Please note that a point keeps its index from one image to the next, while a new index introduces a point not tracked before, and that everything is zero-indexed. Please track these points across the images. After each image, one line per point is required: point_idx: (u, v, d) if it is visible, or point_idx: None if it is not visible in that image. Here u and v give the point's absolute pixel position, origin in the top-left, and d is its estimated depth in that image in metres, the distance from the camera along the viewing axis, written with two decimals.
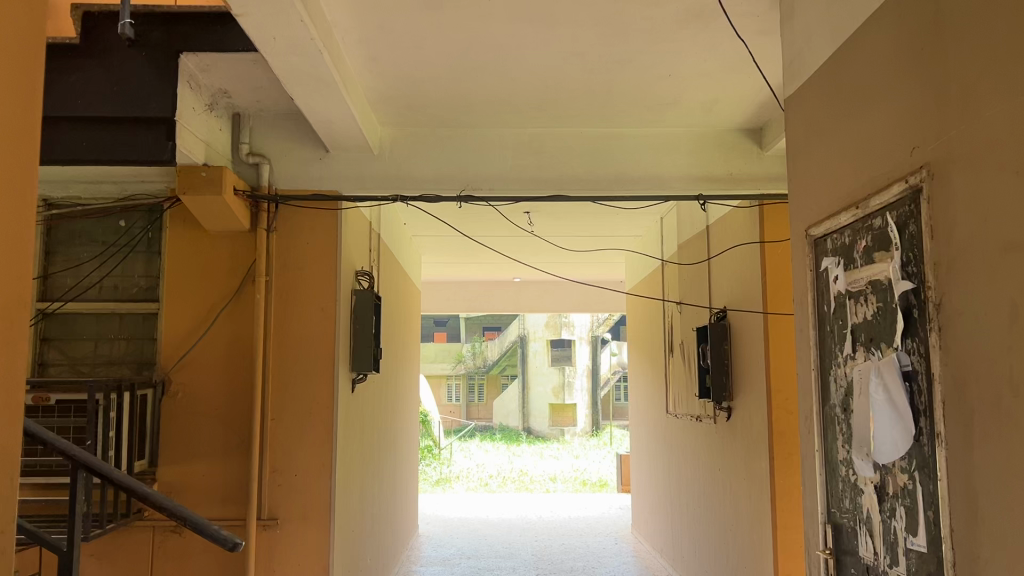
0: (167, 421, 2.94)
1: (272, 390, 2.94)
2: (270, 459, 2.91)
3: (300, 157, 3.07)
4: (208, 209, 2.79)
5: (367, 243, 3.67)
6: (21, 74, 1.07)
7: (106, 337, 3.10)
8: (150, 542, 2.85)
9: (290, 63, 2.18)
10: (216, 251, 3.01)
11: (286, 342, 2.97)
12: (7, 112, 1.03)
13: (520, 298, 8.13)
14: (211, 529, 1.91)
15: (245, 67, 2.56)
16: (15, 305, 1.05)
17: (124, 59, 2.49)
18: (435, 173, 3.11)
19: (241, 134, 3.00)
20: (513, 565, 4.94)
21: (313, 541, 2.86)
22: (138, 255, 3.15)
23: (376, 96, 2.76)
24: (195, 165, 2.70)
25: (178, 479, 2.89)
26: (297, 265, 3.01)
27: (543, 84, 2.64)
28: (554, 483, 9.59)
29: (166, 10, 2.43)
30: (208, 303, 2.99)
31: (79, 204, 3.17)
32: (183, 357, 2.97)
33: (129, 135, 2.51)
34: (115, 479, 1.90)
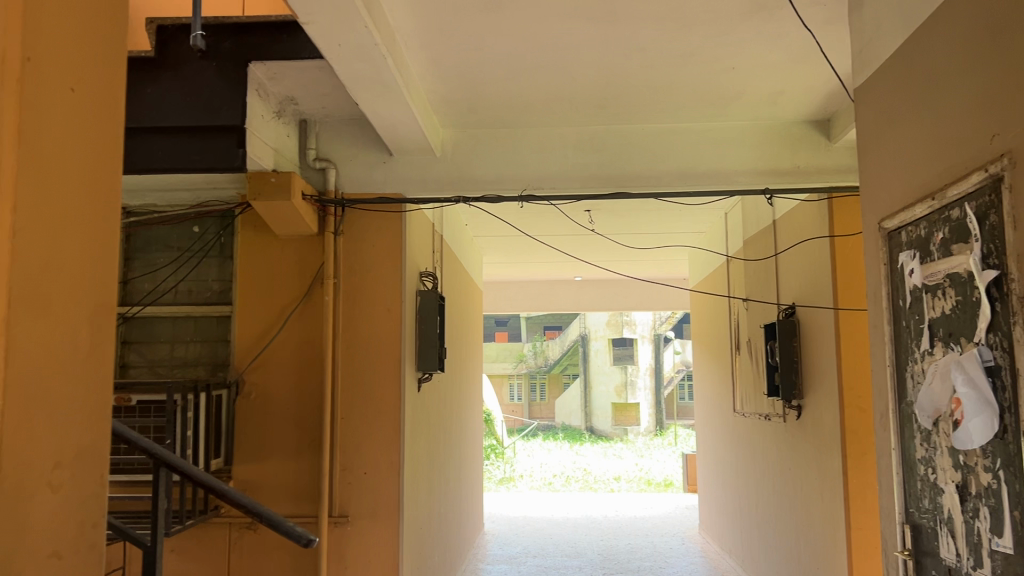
0: (242, 420, 3.02)
1: (341, 390, 3.00)
2: (340, 458, 2.96)
3: (365, 161, 3.12)
4: (278, 214, 2.85)
5: (430, 244, 3.71)
6: (108, 85, 1.12)
7: (181, 339, 3.21)
8: (227, 537, 2.94)
9: (355, 69, 2.22)
10: (286, 254, 3.09)
11: (354, 342, 3.03)
12: (95, 121, 1.08)
13: (581, 297, 8.11)
14: (286, 525, 1.96)
15: (311, 74, 2.62)
16: (102, 310, 1.09)
17: (197, 70, 2.57)
18: (497, 173, 3.12)
19: (307, 140, 3.08)
20: (579, 564, 4.92)
21: (383, 538, 2.90)
22: (211, 260, 3.25)
23: (438, 99, 2.79)
24: (265, 171, 2.77)
25: (253, 477, 2.97)
26: (364, 266, 3.06)
27: (603, 82, 2.63)
28: (618, 483, 9.52)
29: (235, 21, 2.50)
30: (278, 305, 3.07)
31: (156, 212, 3.28)
32: (256, 357, 3.05)
33: (202, 143, 2.59)
34: (195, 477, 1.96)
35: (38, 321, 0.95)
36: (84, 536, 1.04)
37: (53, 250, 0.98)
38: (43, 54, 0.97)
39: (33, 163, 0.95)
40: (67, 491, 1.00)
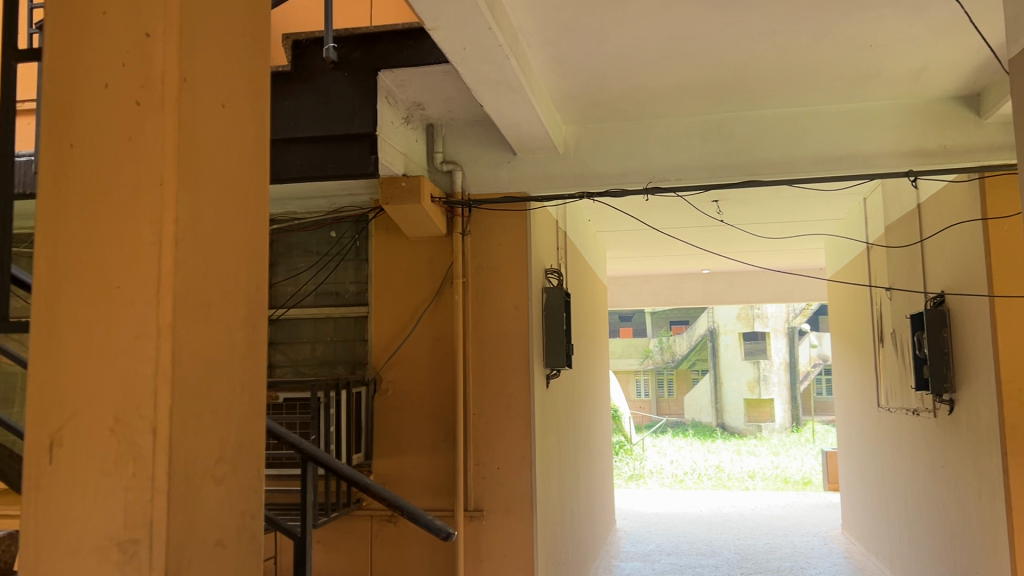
0: (380, 416, 3.14)
1: (473, 386, 3.06)
2: (474, 453, 3.02)
3: (491, 160, 3.16)
4: (408, 216, 2.93)
5: (555, 241, 3.73)
6: (252, 97, 1.18)
7: (322, 339, 3.36)
8: (369, 530, 3.05)
9: (480, 71, 2.26)
10: (416, 255, 3.17)
11: (484, 339, 3.08)
12: (243, 134, 1.15)
13: (709, 290, 7.92)
14: (426, 519, 2.02)
15: (437, 79, 2.69)
16: (254, 312, 1.16)
17: (329, 80, 2.68)
18: (621, 167, 3.09)
19: (435, 144, 3.15)
20: (715, 563, 4.81)
21: (518, 533, 2.95)
22: (348, 263, 3.39)
23: (561, 94, 2.78)
24: (396, 176, 2.86)
25: (392, 471, 3.08)
26: (491, 265, 3.11)
27: (732, 68, 2.56)
28: (752, 481, 9.25)
29: (363, 32, 2.60)
30: (410, 305, 3.16)
31: (296, 219, 3.44)
32: (392, 356, 3.15)
33: (337, 151, 2.69)
34: (340, 471, 2.05)
35: (201, 325, 1.02)
36: (245, 526, 1.11)
37: (211, 258, 1.05)
38: (199, 73, 1.04)
39: (193, 175, 1.01)
40: (230, 483, 1.07)
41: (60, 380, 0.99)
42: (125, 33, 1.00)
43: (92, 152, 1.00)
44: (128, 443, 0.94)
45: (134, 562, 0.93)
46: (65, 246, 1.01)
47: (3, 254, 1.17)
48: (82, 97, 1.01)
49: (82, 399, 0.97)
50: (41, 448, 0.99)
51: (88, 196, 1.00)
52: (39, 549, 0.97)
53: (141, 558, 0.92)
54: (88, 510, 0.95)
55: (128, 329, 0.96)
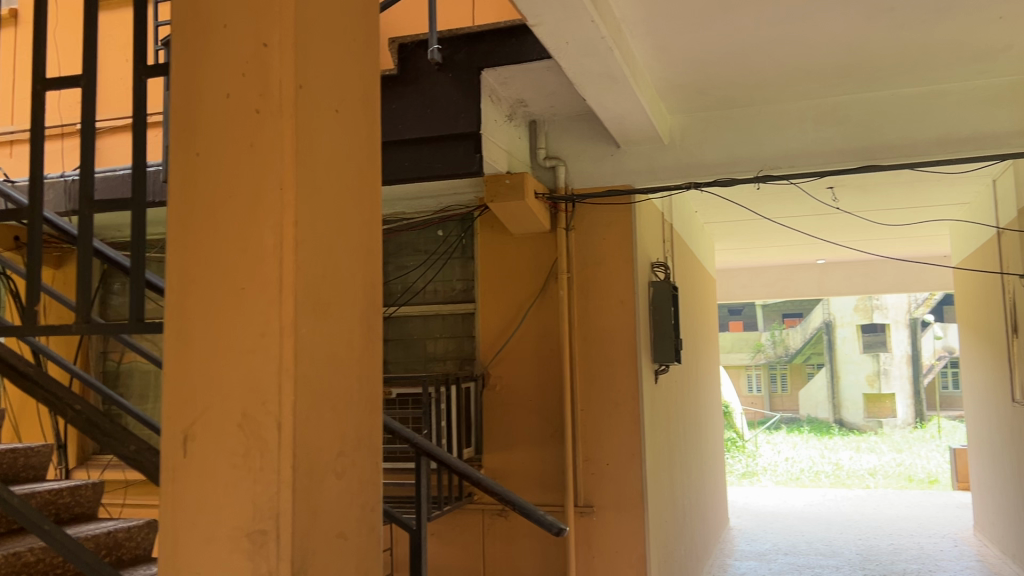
0: (489, 412, 3.17)
1: (580, 382, 3.06)
2: (583, 449, 3.01)
3: (594, 155, 3.14)
4: (513, 213, 2.94)
5: (661, 234, 3.68)
6: (363, 105, 1.21)
7: (431, 336, 3.42)
8: (481, 523, 3.09)
9: (583, 64, 2.24)
10: (521, 252, 3.19)
11: (591, 335, 3.07)
12: (355, 138, 1.18)
13: (824, 281, 7.64)
14: (537, 514, 2.03)
15: (539, 75, 2.70)
16: (370, 312, 1.19)
17: (434, 82, 2.72)
18: (729, 157, 3.00)
19: (537, 140, 3.15)
20: (837, 564, 4.64)
21: (629, 529, 2.92)
22: (455, 261, 3.44)
23: (665, 84, 2.74)
24: (500, 173, 2.87)
25: (503, 465, 3.12)
26: (596, 260, 3.10)
27: (844, 48, 2.46)
28: (874, 479, 8.88)
29: (466, 31, 2.63)
30: (516, 302, 3.18)
31: (404, 219, 3.50)
32: (499, 352, 3.18)
33: (442, 151, 2.72)
34: (452, 465, 2.09)
35: (321, 325, 1.06)
36: (365, 520, 1.14)
37: (328, 259, 1.08)
38: (314, 80, 1.07)
39: (310, 179, 1.05)
40: (350, 477, 1.10)
41: (191, 379, 1.04)
42: (244, 45, 1.05)
43: (217, 160, 1.05)
44: (256, 437, 0.99)
45: (263, 551, 0.97)
46: (193, 251, 1.06)
47: (137, 261, 1.24)
48: (205, 109, 1.07)
49: (212, 396, 1.02)
50: (175, 443, 1.05)
51: (214, 203, 1.05)
52: (177, 537, 1.03)
53: (270, 547, 0.96)
54: (220, 500, 1.00)
55: (252, 329, 1.00)
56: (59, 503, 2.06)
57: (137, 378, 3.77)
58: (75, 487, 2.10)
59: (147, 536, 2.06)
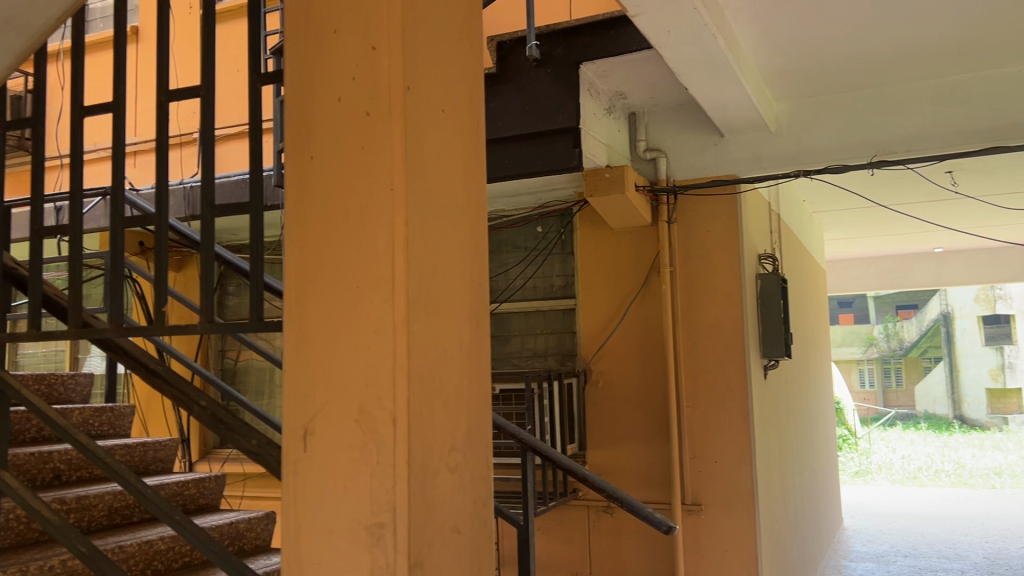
0: (593, 408, 3.16)
1: (685, 378, 3.01)
2: (689, 446, 2.97)
3: (696, 144, 3.07)
4: (614, 207, 2.91)
5: (767, 224, 3.58)
6: (468, 103, 1.22)
7: (532, 332, 3.42)
8: (586, 520, 3.08)
9: (685, 52, 2.20)
10: (622, 246, 3.16)
11: (696, 329, 3.02)
12: (461, 137, 1.19)
13: (942, 271, 7.26)
14: (646, 511, 2.00)
15: (639, 66, 2.67)
16: (477, 307, 1.19)
17: (533, 78, 2.72)
18: (839, 142, 2.87)
19: (637, 132, 3.11)
20: (962, 567, 4.41)
21: (739, 527, 2.87)
22: (554, 257, 3.43)
23: (770, 70, 2.66)
24: (600, 167, 2.85)
25: (607, 462, 3.10)
26: (700, 253, 3.04)
27: (965, 24, 2.32)
28: (1000, 479, 8.38)
29: (564, 26, 2.62)
30: (618, 297, 3.15)
31: (503, 216, 3.51)
32: (601, 347, 3.16)
33: (542, 147, 2.72)
34: (559, 461, 2.08)
35: (432, 322, 1.07)
36: (477, 514, 1.15)
37: (437, 257, 1.10)
38: (421, 81, 1.09)
39: (419, 178, 1.06)
40: (462, 472, 1.11)
41: (310, 376, 1.08)
42: (355, 49, 1.07)
43: (330, 162, 1.08)
44: (372, 432, 1.01)
45: (382, 544, 0.99)
46: (310, 250, 1.09)
47: (256, 263, 1.28)
48: (318, 112, 1.10)
49: (329, 392, 1.06)
50: (296, 437, 1.08)
51: (329, 204, 1.08)
52: (299, 529, 1.07)
53: (387, 540, 0.98)
54: (339, 494, 1.03)
55: (368, 326, 1.03)
56: (186, 494, 2.17)
57: (253, 375, 3.94)
58: (200, 479, 2.21)
59: (266, 527, 2.15)
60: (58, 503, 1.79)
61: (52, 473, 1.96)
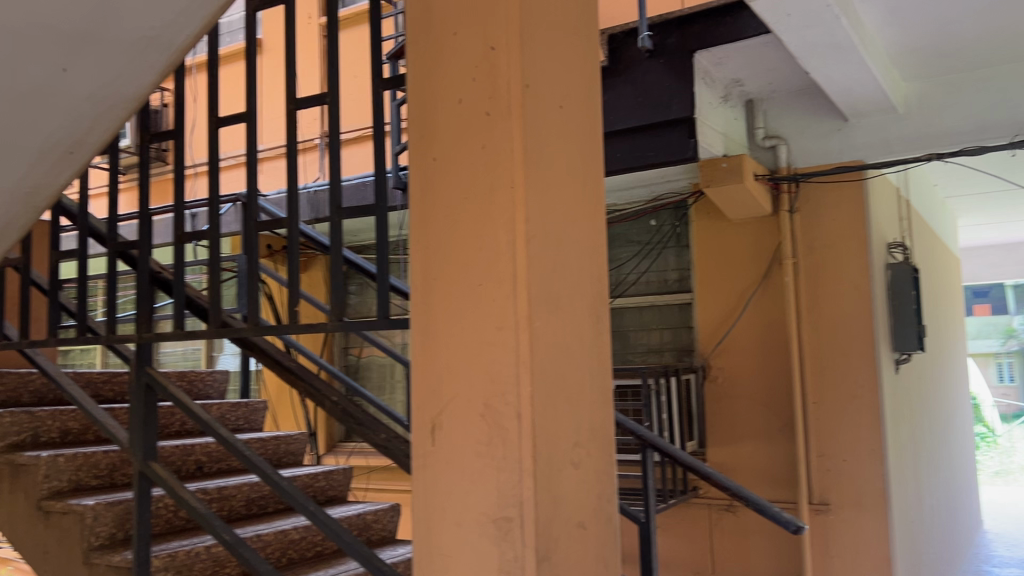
0: (712, 405, 3.09)
1: (810, 373, 2.92)
2: (815, 444, 2.87)
3: (818, 130, 2.95)
4: (732, 197, 2.84)
5: (897, 212, 3.41)
6: (585, 99, 1.21)
7: (647, 327, 3.37)
8: (708, 518, 3.02)
9: (806, 36, 2.12)
10: (740, 238, 3.08)
11: (821, 321, 2.92)
12: (578, 133, 1.18)
13: None
14: (773, 511, 1.94)
15: (756, 52, 2.60)
16: (597, 303, 1.18)
17: (646, 69, 2.68)
18: (976, 122, 2.69)
19: (755, 120, 3.02)
20: None
21: (870, 528, 2.76)
22: (669, 250, 3.36)
23: (898, 50, 2.52)
24: (716, 157, 2.78)
25: (730, 460, 3.03)
26: (824, 243, 2.94)
27: None
28: None
29: (677, 15, 2.58)
30: (737, 290, 3.07)
31: (617, 210, 3.44)
32: (719, 342, 3.09)
33: (655, 139, 2.67)
34: (680, 458, 2.04)
35: (554, 318, 1.07)
36: (601, 509, 1.14)
37: (557, 254, 1.10)
38: (539, 78, 1.09)
39: (538, 176, 1.07)
40: (587, 468, 1.11)
41: (437, 372, 1.10)
42: (474, 49, 1.08)
43: (452, 161, 1.10)
44: (497, 427, 1.02)
45: (510, 538, 1.00)
46: (434, 249, 1.11)
47: (382, 264, 1.32)
48: (439, 114, 1.12)
49: (455, 387, 1.07)
50: (425, 431, 1.11)
51: (452, 205, 1.10)
52: (429, 521, 1.09)
53: (515, 534, 0.99)
54: (467, 488, 1.05)
55: (491, 323, 1.04)
56: (316, 486, 2.26)
57: (375, 370, 4.06)
58: (328, 472, 2.30)
59: (391, 518, 2.21)
60: (201, 493, 1.90)
61: (195, 464, 2.08)
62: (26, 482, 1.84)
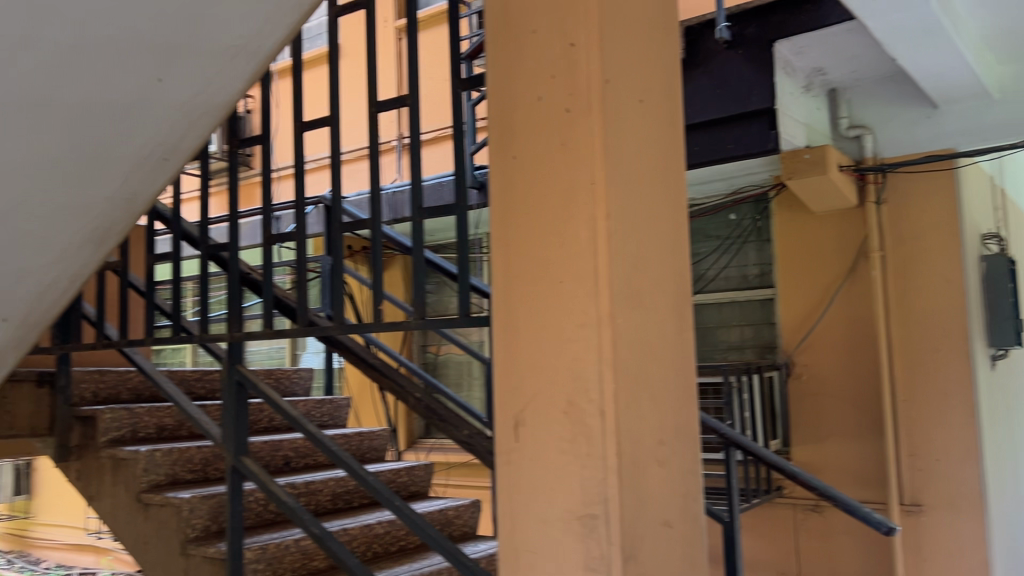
0: (796, 403, 3.02)
1: (899, 369, 2.82)
2: (906, 443, 2.78)
3: (906, 118, 2.85)
4: (815, 189, 2.76)
5: (991, 201, 3.26)
6: (666, 92, 1.19)
7: (727, 324, 3.30)
8: (792, 519, 2.95)
9: (893, 21, 2.05)
10: (824, 231, 2.99)
11: (911, 316, 2.82)
12: (659, 127, 1.17)
13: None
14: (863, 511, 1.88)
15: (839, 39, 2.52)
16: (680, 299, 1.17)
17: (724, 61, 2.63)
18: None
19: (839, 109, 2.94)
20: None
21: (966, 531, 2.66)
22: (750, 245, 3.29)
23: (992, 32, 2.42)
24: (799, 149, 2.71)
25: (815, 459, 2.95)
26: (913, 234, 2.83)
27: None
28: None
29: (756, 4, 2.52)
30: (821, 284, 2.99)
31: (696, 204, 3.37)
32: (803, 339, 3.01)
33: (734, 132, 2.62)
34: (765, 457, 2.00)
35: (637, 315, 1.07)
36: (687, 507, 1.13)
37: (639, 249, 1.09)
38: (620, 74, 1.08)
39: (619, 171, 1.06)
40: (672, 465, 1.10)
41: (519, 367, 1.10)
42: (554, 47, 1.09)
43: (532, 159, 1.10)
44: (581, 424, 1.02)
45: (595, 535, 1.00)
46: (515, 248, 1.12)
47: (463, 264, 1.33)
48: (519, 113, 1.12)
49: (538, 384, 1.08)
50: (508, 428, 1.11)
51: (533, 202, 1.10)
52: (514, 517, 1.10)
53: (601, 531, 0.99)
54: (551, 485, 1.05)
55: (573, 319, 1.04)
56: (399, 482, 2.29)
57: (453, 368, 4.11)
58: (410, 468, 2.33)
59: (472, 514, 2.23)
60: (289, 487, 1.95)
61: (283, 459, 2.14)
62: (126, 475, 1.93)
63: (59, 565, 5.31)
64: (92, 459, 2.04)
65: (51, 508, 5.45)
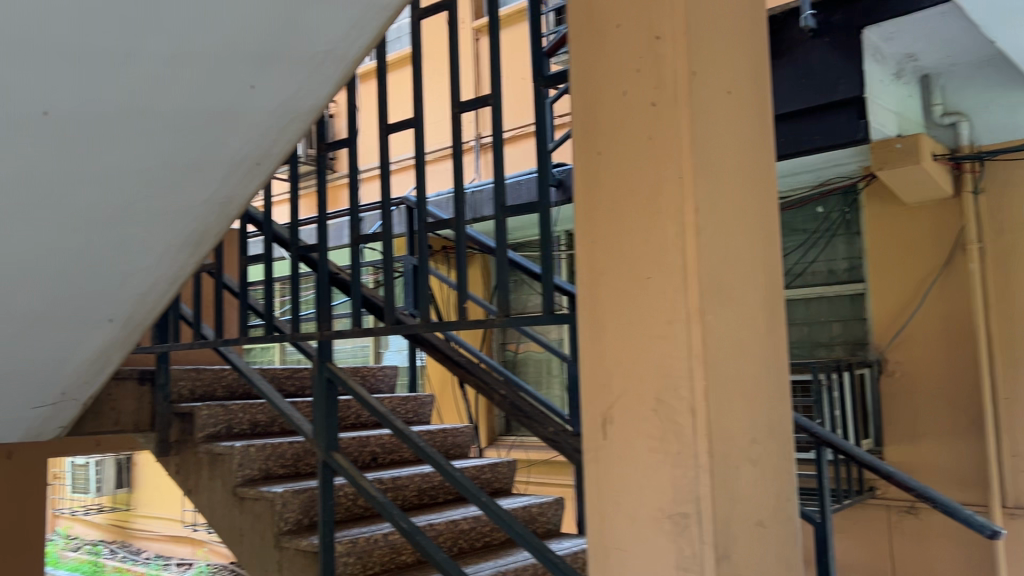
0: (889, 401, 2.92)
1: (1000, 365, 2.70)
2: (1008, 443, 2.65)
3: (1005, 103, 2.72)
4: (908, 179, 2.67)
5: None
6: (755, 84, 1.17)
7: (816, 321, 3.21)
8: (886, 521, 2.85)
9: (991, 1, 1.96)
10: (917, 222, 2.89)
11: (1012, 310, 2.69)
12: (748, 119, 1.15)
13: None
14: (965, 514, 1.80)
15: (933, 24, 2.42)
16: (771, 295, 1.14)
17: (809, 49, 2.56)
18: None
19: (932, 95, 2.82)
20: None
21: None
22: (839, 239, 3.18)
23: None
24: (890, 138, 2.62)
25: (910, 459, 2.85)
26: (1014, 224, 2.70)
27: None
28: None
29: None
30: (915, 278, 2.88)
31: (782, 197, 3.29)
32: (896, 335, 2.91)
33: (821, 122, 2.55)
34: (859, 457, 1.93)
35: (728, 311, 1.05)
36: (780, 508, 1.10)
37: (728, 244, 1.07)
38: (707, 67, 1.07)
39: (707, 164, 1.04)
40: (764, 465, 1.08)
41: (606, 364, 1.10)
42: (639, 40, 1.08)
43: (618, 155, 1.10)
44: (671, 421, 1.01)
45: (688, 534, 0.98)
46: (602, 245, 1.11)
47: (547, 264, 1.33)
48: (604, 109, 1.12)
49: (626, 382, 1.07)
50: (596, 426, 1.11)
51: (620, 199, 1.09)
52: (603, 514, 1.10)
53: (693, 530, 0.98)
54: (641, 483, 1.05)
55: (661, 315, 1.03)
56: (483, 478, 2.31)
57: (533, 366, 4.12)
58: (494, 464, 2.35)
59: (556, 512, 2.23)
60: (377, 482, 1.99)
61: (371, 455, 2.19)
62: (223, 470, 2.01)
63: (158, 554, 5.56)
64: (190, 454, 2.12)
65: (150, 500, 5.70)
